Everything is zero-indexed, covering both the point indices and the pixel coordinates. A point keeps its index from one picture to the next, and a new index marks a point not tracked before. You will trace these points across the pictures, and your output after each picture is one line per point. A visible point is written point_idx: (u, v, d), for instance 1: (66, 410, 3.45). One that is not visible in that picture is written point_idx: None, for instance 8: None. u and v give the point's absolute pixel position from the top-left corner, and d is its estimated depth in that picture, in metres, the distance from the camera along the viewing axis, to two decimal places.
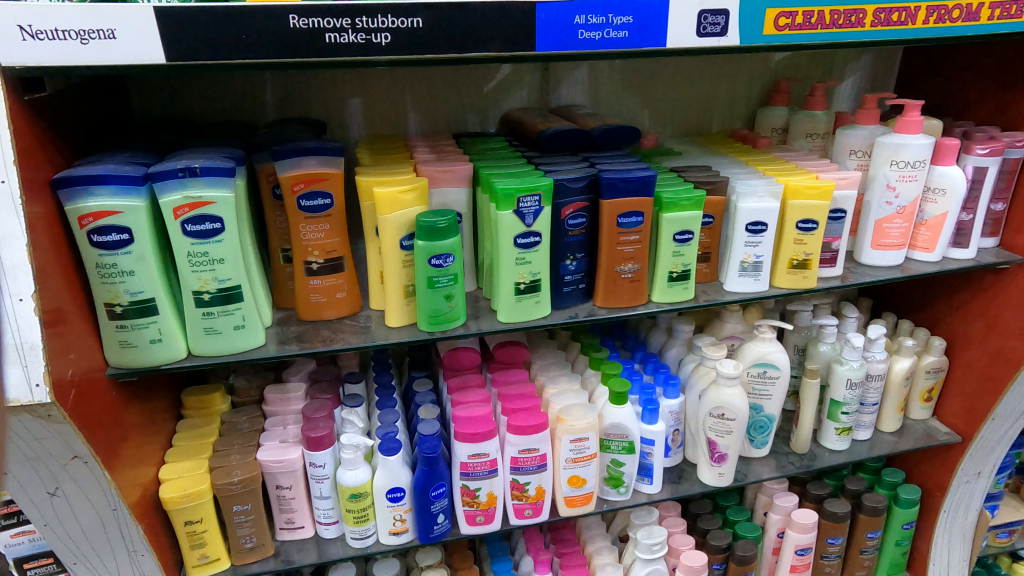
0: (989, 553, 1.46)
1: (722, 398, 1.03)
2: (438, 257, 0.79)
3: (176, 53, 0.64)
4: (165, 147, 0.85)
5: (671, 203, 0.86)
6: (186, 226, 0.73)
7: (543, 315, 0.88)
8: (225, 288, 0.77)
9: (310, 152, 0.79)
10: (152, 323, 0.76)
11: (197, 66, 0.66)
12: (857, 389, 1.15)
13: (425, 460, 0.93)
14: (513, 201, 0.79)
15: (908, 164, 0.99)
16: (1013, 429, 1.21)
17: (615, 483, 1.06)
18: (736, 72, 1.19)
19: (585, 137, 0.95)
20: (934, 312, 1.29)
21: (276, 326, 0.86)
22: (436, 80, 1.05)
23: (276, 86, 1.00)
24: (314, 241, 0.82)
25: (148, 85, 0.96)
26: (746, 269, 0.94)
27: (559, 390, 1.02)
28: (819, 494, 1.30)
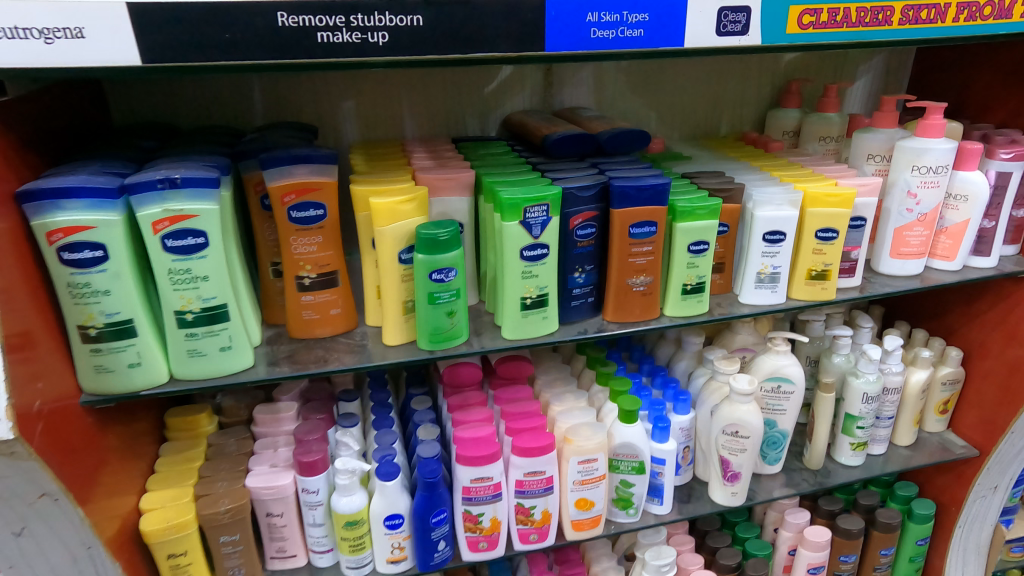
0: (1003, 567, 1.42)
1: (736, 415, 0.99)
2: (439, 272, 0.74)
3: (152, 53, 0.58)
4: (144, 155, 0.79)
5: (685, 212, 0.81)
6: (166, 241, 0.68)
7: (550, 331, 0.82)
8: (209, 307, 0.71)
9: (301, 160, 0.73)
10: (130, 346, 0.70)
11: (175, 68, 0.61)
12: (874, 403, 1.11)
13: (424, 485, 0.88)
14: (519, 211, 0.74)
15: (930, 169, 0.94)
16: None
17: (624, 505, 1.01)
18: (745, 73, 1.15)
19: (592, 142, 0.90)
20: (949, 321, 1.25)
21: (265, 346, 0.81)
22: (434, 82, 0.99)
23: (264, 89, 0.94)
24: (306, 255, 0.77)
25: (126, 89, 0.91)
26: (763, 280, 0.90)
27: (566, 407, 0.97)
28: (832, 510, 1.26)
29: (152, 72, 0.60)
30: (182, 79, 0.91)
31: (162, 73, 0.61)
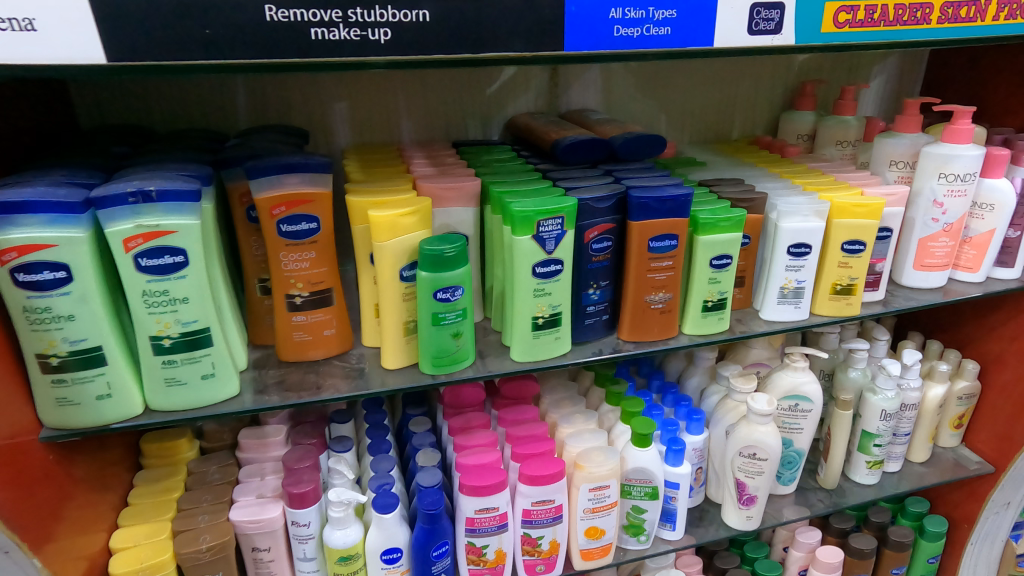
0: None
1: (754, 436, 0.93)
2: (444, 291, 0.68)
3: (118, 50, 0.51)
4: (114, 163, 0.71)
5: (708, 224, 0.76)
6: (139, 260, 0.61)
7: (563, 352, 0.76)
8: (189, 332, 0.64)
9: (292, 169, 0.67)
10: (99, 376, 0.63)
11: (146, 68, 0.54)
12: (892, 420, 1.06)
13: (425, 517, 0.82)
14: (532, 225, 0.68)
15: (958, 177, 0.89)
16: None
17: (635, 531, 0.95)
18: (758, 75, 1.09)
19: (605, 147, 0.84)
20: (962, 332, 1.21)
21: (252, 370, 0.74)
22: (432, 83, 0.93)
23: (249, 89, 0.87)
24: (298, 272, 0.70)
25: (96, 88, 0.83)
26: (786, 296, 0.84)
27: (575, 430, 0.91)
28: (843, 528, 1.21)
29: (118, 71, 0.53)
30: (159, 79, 0.83)
31: (131, 73, 0.54)
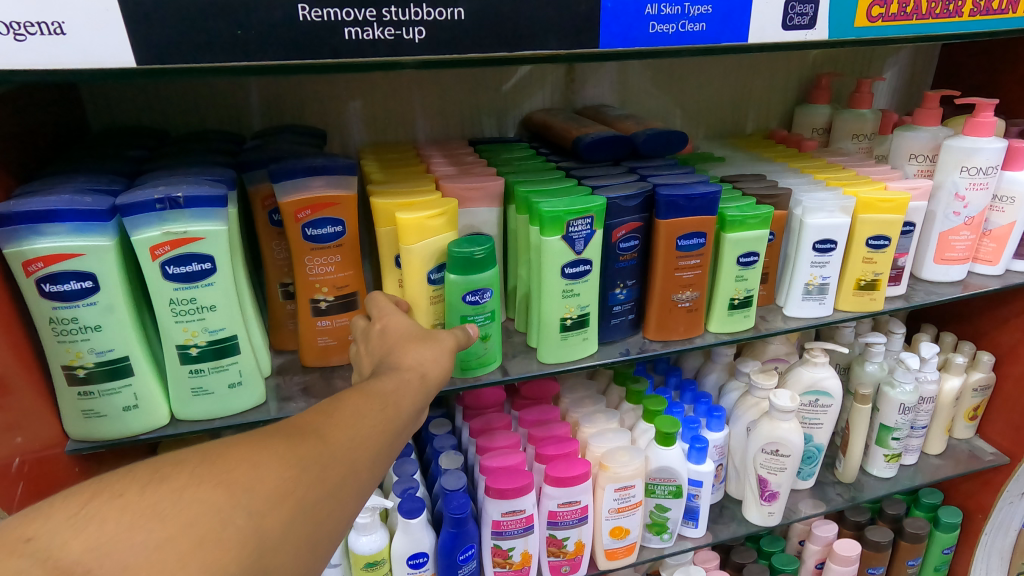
0: None
1: (778, 433, 0.93)
2: (474, 293, 0.67)
3: (148, 53, 0.49)
4: (133, 167, 0.70)
5: (736, 221, 0.75)
6: (167, 268, 0.59)
7: (590, 353, 0.75)
8: (217, 340, 0.63)
9: (318, 172, 0.66)
10: (126, 387, 0.62)
11: (174, 70, 0.52)
12: (910, 413, 1.06)
13: (451, 521, 0.81)
14: (561, 225, 0.67)
15: (980, 170, 0.89)
16: None
17: (658, 530, 0.95)
18: (774, 68, 1.08)
19: (627, 144, 0.83)
20: (975, 324, 1.20)
21: (275, 377, 0.73)
22: (449, 81, 0.91)
23: (262, 90, 0.85)
24: (323, 276, 0.69)
25: (107, 91, 0.81)
26: (810, 292, 0.84)
27: (598, 430, 0.90)
28: (859, 521, 1.20)
29: (146, 73, 0.52)
30: (172, 81, 0.81)
31: (159, 74, 0.52)
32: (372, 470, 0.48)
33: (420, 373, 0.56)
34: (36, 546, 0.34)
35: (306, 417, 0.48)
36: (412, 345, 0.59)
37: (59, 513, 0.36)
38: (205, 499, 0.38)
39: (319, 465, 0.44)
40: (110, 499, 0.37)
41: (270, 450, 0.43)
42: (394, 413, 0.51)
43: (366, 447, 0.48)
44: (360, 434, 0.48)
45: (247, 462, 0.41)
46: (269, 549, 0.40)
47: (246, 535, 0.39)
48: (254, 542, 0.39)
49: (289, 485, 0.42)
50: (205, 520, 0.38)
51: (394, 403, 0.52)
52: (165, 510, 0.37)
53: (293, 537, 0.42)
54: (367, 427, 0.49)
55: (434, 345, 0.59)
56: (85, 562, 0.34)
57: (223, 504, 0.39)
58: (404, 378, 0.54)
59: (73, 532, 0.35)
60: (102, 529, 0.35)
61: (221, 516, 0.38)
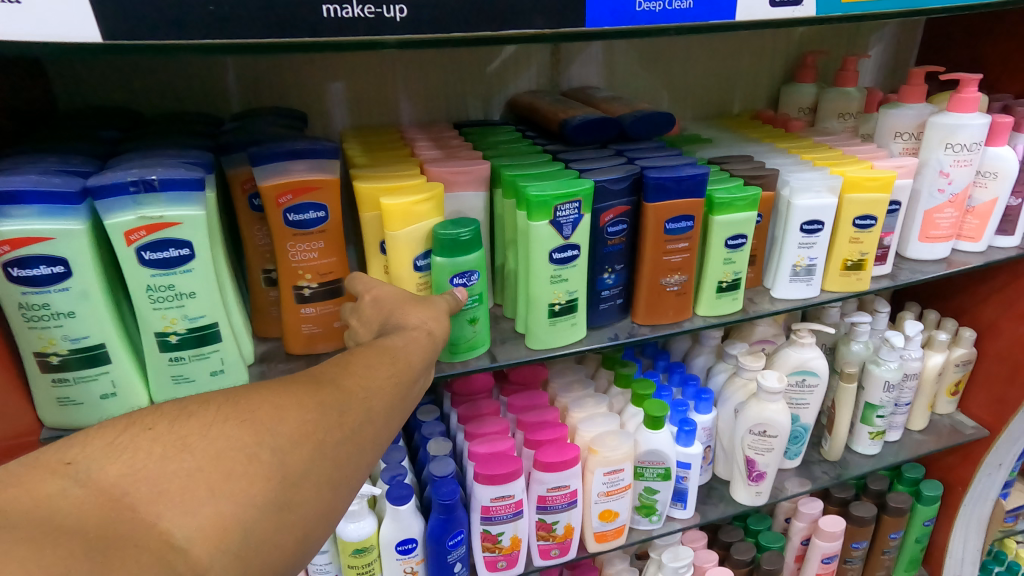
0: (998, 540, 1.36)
1: (765, 415, 0.93)
2: (461, 276, 0.66)
3: (114, 27, 0.47)
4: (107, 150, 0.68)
5: (724, 204, 0.74)
6: (143, 253, 0.58)
7: (578, 338, 0.75)
8: (198, 327, 0.62)
9: (299, 155, 0.64)
10: (103, 374, 0.61)
11: (144, 48, 0.50)
12: (894, 391, 1.07)
13: (441, 508, 0.80)
14: (549, 209, 0.66)
15: (964, 146, 0.89)
16: None
17: (647, 512, 0.95)
18: (760, 46, 1.07)
19: (614, 126, 0.82)
20: (957, 302, 1.21)
21: (258, 364, 0.71)
22: (432, 62, 0.90)
23: (240, 71, 0.83)
24: (306, 263, 0.68)
25: (77, 71, 0.78)
26: (798, 273, 0.84)
27: (587, 414, 0.90)
28: (844, 497, 1.22)
29: (114, 49, 0.49)
30: (144, 60, 0.79)
31: (128, 51, 0.50)
32: (387, 419, 0.50)
33: (427, 331, 0.58)
34: (77, 470, 0.36)
35: (323, 367, 0.49)
36: (410, 307, 0.60)
37: (98, 441, 0.38)
38: (231, 434, 0.40)
39: (338, 410, 0.46)
40: (143, 431, 0.39)
41: (290, 395, 0.44)
42: (405, 366, 0.53)
43: (381, 397, 0.49)
44: (376, 387, 0.49)
45: (269, 405, 0.43)
46: (293, 484, 0.41)
47: (271, 469, 0.40)
48: (278, 478, 0.40)
49: (310, 426, 0.43)
50: (231, 453, 0.39)
51: (405, 358, 0.53)
52: (195, 443, 0.39)
53: (312, 478, 0.43)
54: (381, 378, 0.50)
55: (432, 307, 0.61)
56: (122, 485, 0.36)
57: (246, 441, 0.40)
58: (413, 335, 0.56)
59: (110, 459, 0.37)
60: (136, 457, 0.38)
61: (246, 450, 0.40)
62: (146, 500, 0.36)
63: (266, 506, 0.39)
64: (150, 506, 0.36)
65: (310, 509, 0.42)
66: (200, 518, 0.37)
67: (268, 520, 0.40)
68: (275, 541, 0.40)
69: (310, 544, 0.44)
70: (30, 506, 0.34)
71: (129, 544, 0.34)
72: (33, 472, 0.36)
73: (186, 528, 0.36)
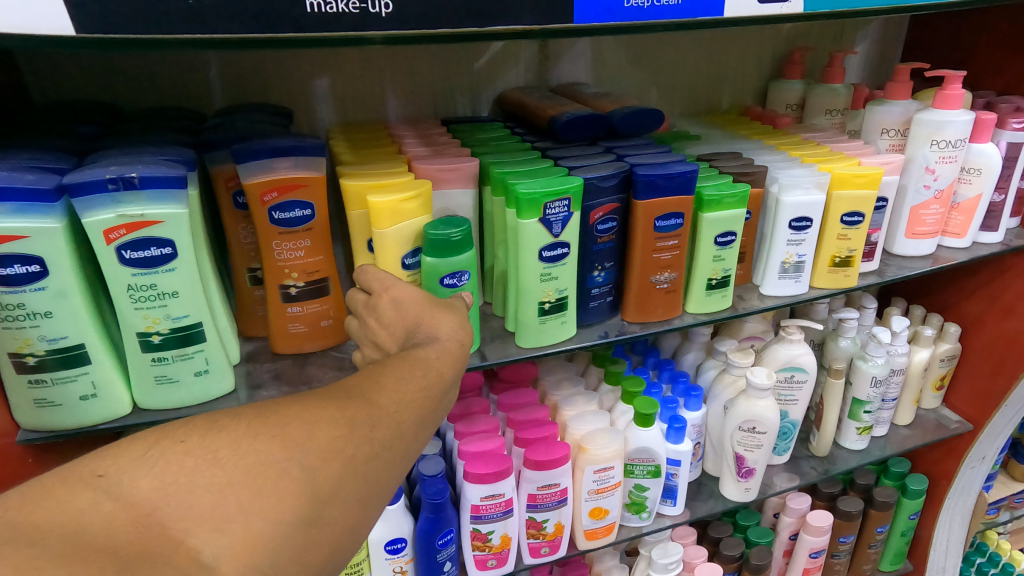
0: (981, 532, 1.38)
1: (754, 411, 0.93)
2: (451, 276, 0.66)
3: (89, 18, 0.46)
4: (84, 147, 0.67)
5: (713, 201, 0.74)
6: (123, 252, 0.57)
7: (568, 336, 0.75)
8: (181, 327, 0.61)
9: (284, 153, 0.63)
10: (83, 375, 0.60)
11: (121, 40, 0.49)
12: (881, 386, 1.08)
13: (430, 507, 0.80)
14: (538, 207, 0.66)
15: (949, 143, 0.89)
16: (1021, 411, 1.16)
17: (637, 509, 0.95)
18: (748, 42, 1.07)
19: (603, 122, 0.82)
20: (942, 297, 1.22)
21: (244, 364, 0.71)
22: (419, 58, 0.89)
23: (222, 66, 0.81)
24: (292, 261, 0.67)
25: (53, 64, 0.76)
26: (786, 270, 0.84)
27: (577, 412, 0.90)
28: (831, 492, 1.22)
29: (91, 43, 0.48)
30: (123, 53, 0.77)
31: (106, 45, 0.49)
32: (417, 434, 0.49)
33: (459, 342, 0.55)
34: (111, 483, 0.38)
35: (354, 380, 0.49)
36: (438, 313, 0.57)
37: (130, 454, 0.40)
38: (261, 450, 0.41)
39: (368, 425, 0.46)
40: (174, 445, 0.41)
41: (319, 412, 0.45)
42: (436, 378, 0.51)
43: (413, 412, 0.49)
44: (404, 400, 0.49)
45: (300, 421, 0.44)
46: (323, 502, 0.42)
47: (300, 486, 0.41)
48: (309, 495, 0.41)
49: (339, 443, 0.44)
50: (261, 470, 0.40)
51: (437, 368, 0.52)
52: (226, 459, 0.40)
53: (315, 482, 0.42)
54: (412, 392, 0.49)
55: (457, 311, 0.58)
56: (153, 500, 0.38)
57: (277, 456, 0.41)
58: (445, 346, 0.54)
59: (142, 473, 0.39)
60: (169, 471, 0.39)
61: (276, 466, 0.41)
62: (175, 516, 0.38)
63: (295, 523, 0.40)
64: (180, 522, 0.38)
65: (337, 525, 0.43)
66: (229, 536, 0.38)
67: (297, 538, 0.41)
68: (305, 561, 0.41)
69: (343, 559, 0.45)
70: (64, 521, 0.36)
71: (157, 560, 0.36)
72: (67, 486, 0.38)
73: (214, 546, 0.38)
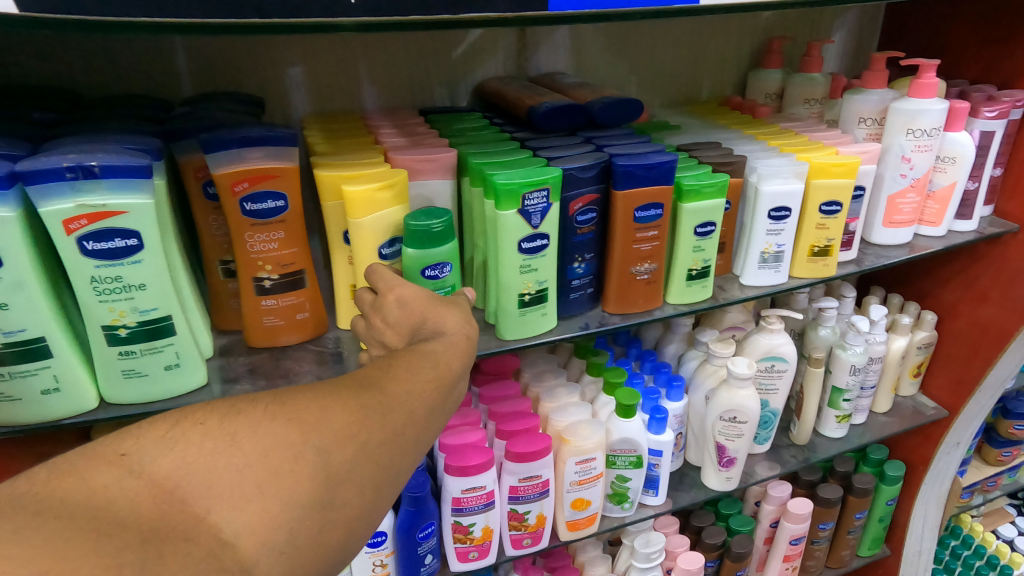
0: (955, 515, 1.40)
1: (735, 401, 0.93)
2: (433, 267, 0.65)
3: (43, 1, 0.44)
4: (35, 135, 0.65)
5: (692, 191, 0.74)
6: (85, 243, 0.55)
7: (549, 328, 0.74)
8: (149, 321, 0.59)
9: (255, 142, 0.62)
10: (45, 369, 0.58)
11: (80, 23, 0.47)
12: (860, 374, 1.09)
13: (410, 500, 0.80)
14: (517, 198, 0.65)
15: (925, 132, 0.90)
16: (992, 399, 1.18)
17: (618, 500, 0.95)
18: (726, 32, 1.07)
19: (583, 112, 0.81)
20: (918, 285, 1.24)
21: (218, 358, 0.69)
22: (394, 46, 0.87)
23: (190, 53, 0.79)
24: (265, 253, 0.65)
25: (10, 50, 0.73)
26: (766, 260, 0.84)
27: (559, 404, 0.90)
28: (811, 480, 1.24)
29: (46, 25, 0.47)
30: (84, 37, 0.75)
31: (62, 28, 0.47)
32: (429, 423, 0.48)
33: (466, 335, 0.54)
34: (132, 461, 0.38)
35: (367, 370, 0.49)
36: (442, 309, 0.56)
37: (149, 436, 0.39)
38: (279, 433, 0.41)
39: (381, 411, 0.45)
40: (193, 427, 0.40)
41: (334, 397, 0.45)
42: (446, 370, 0.50)
43: (423, 400, 0.48)
44: (416, 389, 0.48)
45: (313, 404, 0.43)
46: (337, 483, 0.42)
47: (315, 468, 0.41)
48: (323, 477, 0.41)
49: (354, 427, 0.43)
50: (279, 452, 0.40)
51: (445, 360, 0.51)
52: (244, 440, 0.40)
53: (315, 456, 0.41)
54: (421, 382, 0.48)
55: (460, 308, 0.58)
56: (174, 478, 0.38)
57: (293, 438, 0.41)
58: (451, 340, 0.53)
59: (163, 451, 0.39)
60: (187, 451, 0.39)
61: (292, 449, 0.41)
62: (195, 494, 0.38)
63: (311, 505, 0.40)
64: (201, 500, 0.38)
65: (353, 507, 0.43)
66: (248, 514, 0.38)
67: (310, 520, 0.40)
68: (319, 543, 0.41)
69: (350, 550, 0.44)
70: (88, 497, 0.36)
71: (179, 536, 0.36)
72: (90, 463, 0.37)
73: (234, 523, 0.38)
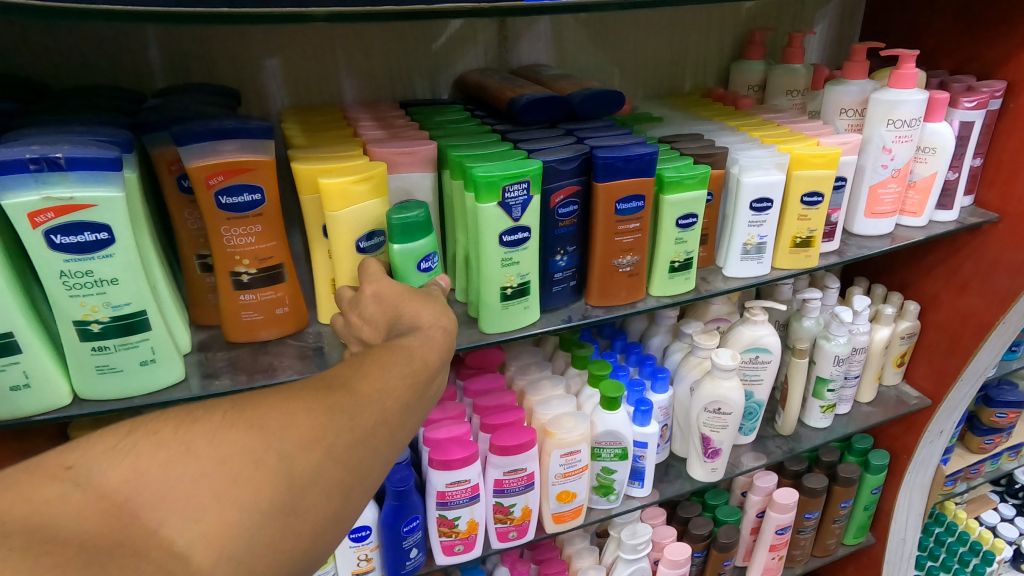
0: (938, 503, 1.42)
1: (719, 392, 0.94)
2: (425, 259, 0.65)
3: None
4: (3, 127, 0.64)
5: (673, 182, 0.74)
6: (52, 237, 0.54)
7: (532, 321, 0.74)
8: (122, 316, 0.58)
9: (228, 135, 0.61)
10: (14, 365, 0.57)
11: (40, 10, 0.46)
12: (843, 364, 1.09)
13: (394, 494, 0.79)
14: (497, 190, 0.65)
15: (904, 123, 0.90)
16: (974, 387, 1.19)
17: (604, 491, 0.96)
18: (709, 23, 1.07)
19: (563, 104, 0.80)
20: (900, 275, 1.25)
21: (196, 353, 0.68)
22: (373, 37, 0.86)
23: (163, 44, 0.78)
24: (242, 248, 0.64)
25: None
26: (749, 251, 0.84)
27: (543, 397, 0.89)
28: (796, 470, 1.24)
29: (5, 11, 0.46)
30: (52, 26, 0.73)
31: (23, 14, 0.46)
32: (402, 420, 0.48)
33: (442, 328, 0.54)
34: (77, 473, 0.38)
35: (338, 370, 0.48)
36: (415, 302, 0.56)
37: (99, 446, 0.39)
38: (239, 440, 0.41)
39: (349, 414, 0.45)
40: (147, 436, 0.40)
41: (301, 399, 0.44)
42: (421, 364, 0.50)
43: (396, 399, 0.47)
44: (387, 387, 0.47)
45: (279, 408, 0.43)
46: (301, 488, 0.42)
47: (278, 473, 0.41)
48: (286, 484, 0.41)
49: (320, 429, 0.43)
50: (238, 458, 0.40)
51: (421, 356, 0.50)
52: (199, 449, 0.40)
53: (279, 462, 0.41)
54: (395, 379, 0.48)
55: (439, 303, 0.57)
56: (124, 490, 0.37)
57: (256, 446, 0.41)
58: (428, 335, 0.52)
59: (113, 463, 0.38)
60: (138, 462, 0.39)
61: (253, 455, 0.40)
62: (148, 505, 0.37)
63: (270, 511, 0.40)
64: (152, 512, 0.37)
65: (316, 512, 0.43)
66: (204, 524, 0.38)
67: (272, 525, 0.40)
68: (283, 548, 0.41)
69: (319, 549, 0.44)
70: (28, 511, 0.36)
71: (129, 550, 0.36)
72: (33, 477, 0.38)
73: (188, 535, 0.37)
